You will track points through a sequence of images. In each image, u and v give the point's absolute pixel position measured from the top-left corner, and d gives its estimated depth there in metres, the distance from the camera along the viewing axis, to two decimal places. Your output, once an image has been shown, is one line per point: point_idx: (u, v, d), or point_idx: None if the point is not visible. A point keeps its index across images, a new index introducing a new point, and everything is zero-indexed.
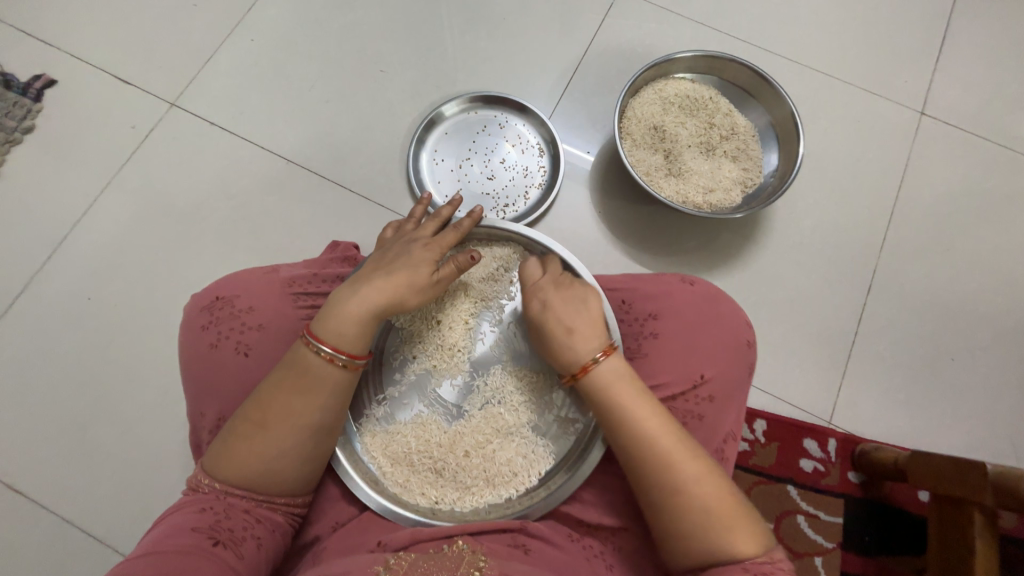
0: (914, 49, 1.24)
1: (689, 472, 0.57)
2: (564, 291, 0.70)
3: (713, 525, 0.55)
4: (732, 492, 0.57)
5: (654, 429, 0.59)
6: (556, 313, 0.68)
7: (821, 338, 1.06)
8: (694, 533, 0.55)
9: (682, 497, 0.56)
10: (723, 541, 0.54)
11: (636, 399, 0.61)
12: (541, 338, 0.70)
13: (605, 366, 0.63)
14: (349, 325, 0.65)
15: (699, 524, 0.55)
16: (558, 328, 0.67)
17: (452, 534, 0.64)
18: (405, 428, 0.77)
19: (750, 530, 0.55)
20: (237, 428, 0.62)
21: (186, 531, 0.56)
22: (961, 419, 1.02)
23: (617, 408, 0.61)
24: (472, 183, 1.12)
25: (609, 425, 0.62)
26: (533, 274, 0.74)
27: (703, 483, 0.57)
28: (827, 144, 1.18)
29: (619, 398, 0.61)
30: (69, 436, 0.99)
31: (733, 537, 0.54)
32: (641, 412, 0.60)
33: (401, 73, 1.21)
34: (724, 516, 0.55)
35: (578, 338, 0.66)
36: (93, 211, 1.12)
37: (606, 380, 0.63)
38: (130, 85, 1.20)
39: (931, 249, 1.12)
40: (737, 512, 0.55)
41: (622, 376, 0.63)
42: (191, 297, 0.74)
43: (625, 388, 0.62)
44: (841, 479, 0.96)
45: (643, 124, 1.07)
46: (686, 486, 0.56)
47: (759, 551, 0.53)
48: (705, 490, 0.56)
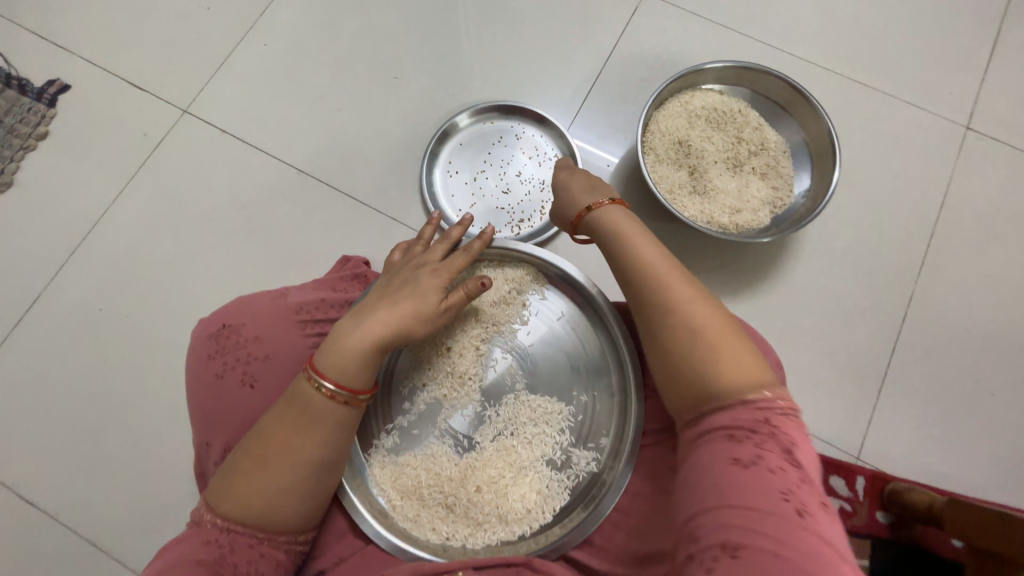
0: (960, 58, 1.16)
1: (687, 297, 0.54)
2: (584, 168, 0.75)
3: (710, 348, 0.51)
4: (737, 330, 0.53)
5: (655, 261, 0.57)
6: (576, 181, 0.73)
7: (850, 367, 1.01)
8: (686, 352, 0.52)
9: (678, 316, 0.53)
10: (722, 366, 0.50)
11: (640, 237, 0.61)
12: (559, 196, 0.73)
13: (612, 210, 0.65)
14: (352, 361, 0.62)
15: (693, 346, 0.52)
16: (576, 185, 0.72)
17: (452, 567, 0.61)
18: (415, 460, 0.73)
19: (754, 364, 0.50)
20: (237, 463, 0.60)
21: (190, 564, 0.55)
22: (999, 458, 0.97)
23: (623, 241, 0.61)
24: (487, 196, 1.08)
25: (612, 257, 0.62)
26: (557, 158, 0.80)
27: (700, 309, 0.53)
28: (863, 160, 1.12)
29: (625, 234, 0.61)
30: (80, 447, 0.99)
31: (732, 362, 0.50)
32: (643, 244, 0.60)
33: (416, 80, 1.17)
34: (724, 345, 0.51)
35: (594, 191, 0.70)
36: (105, 219, 1.11)
37: (611, 220, 0.64)
38: (143, 91, 1.18)
39: (972, 274, 1.05)
40: (738, 344, 0.51)
41: (628, 217, 0.64)
42: (200, 325, 0.75)
43: (627, 226, 0.63)
44: (869, 518, 0.92)
45: (667, 138, 1.02)
46: (682, 308, 0.53)
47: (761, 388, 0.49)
48: (705, 317, 0.52)
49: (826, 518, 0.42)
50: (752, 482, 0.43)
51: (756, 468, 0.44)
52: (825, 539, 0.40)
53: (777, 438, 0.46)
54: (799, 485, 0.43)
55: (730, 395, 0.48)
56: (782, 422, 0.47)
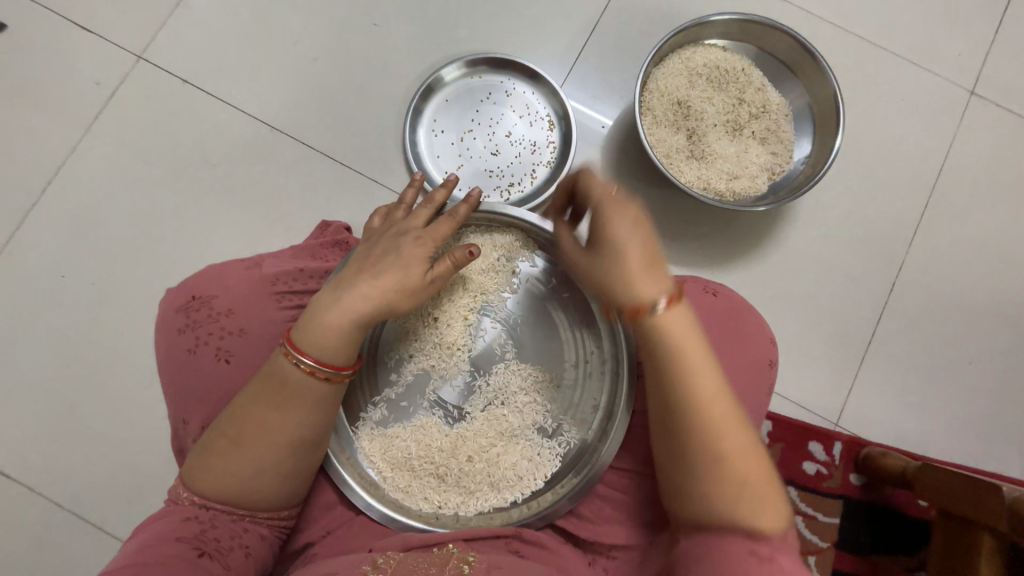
0: (972, 16, 1.10)
1: (727, 433, 0.51)
2: (638, 217, 0.57)
3: (743, 495, 0.48)
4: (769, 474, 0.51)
5: (703, 379, 0.52)
6: (631, 237, 0.56)
7: (836, 337, 1.02)
8: (716, 492, 0.49)
9: (714, 451, 0.50)
10: (751, 517, 0.48)
11: (693, 344, 0.53)
12: (600, 256, 0.58)
13: (670, 302, 0.54)
14: (332, 336, 0.60)
15: (724, 489, 0.49)
16: (624, 249, 0.56)
17: (445, 538, 0.62)
18: (404, 432, 0.72)
19: (782, 515, 0.49)
20: (214, 441, 0.58)
21: (170, 541, 0.54)
22: (970, 424, 1.00)
23: (671, 346, 0.53)
24: (475, 158, 1.02)
25: (649, 353, 0.55)
26: (598, 189, 0.60)
27: (738, 450, 0.50)
28: (865, 126, 1.08)
29: (675, 334, 0.53)
30: (54, 419, 0.95)
31: (761, 513, 0.48)
32: (695, 354, 0.53)
33: (396, 28, 1.07)
34: (757, 494, 0.49)
35: (648, 260, 0.55)
36: (60, 178, 1.02)
37: (660, 313, 0.53)
38: (90, 32, 1.06)
39: (962, 245, 1.05)
40: (770, 496, 0.49)
41: (684, 318, 0.54)
42: (169, 297, 0.70)
43: (679, 322, 0.54)
44: (843, 481, 0.95)
45: (666, 97, 0.96)
46: (720, 444, 0.50)
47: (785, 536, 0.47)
48: (740, 459, 0.50)
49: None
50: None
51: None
52: None
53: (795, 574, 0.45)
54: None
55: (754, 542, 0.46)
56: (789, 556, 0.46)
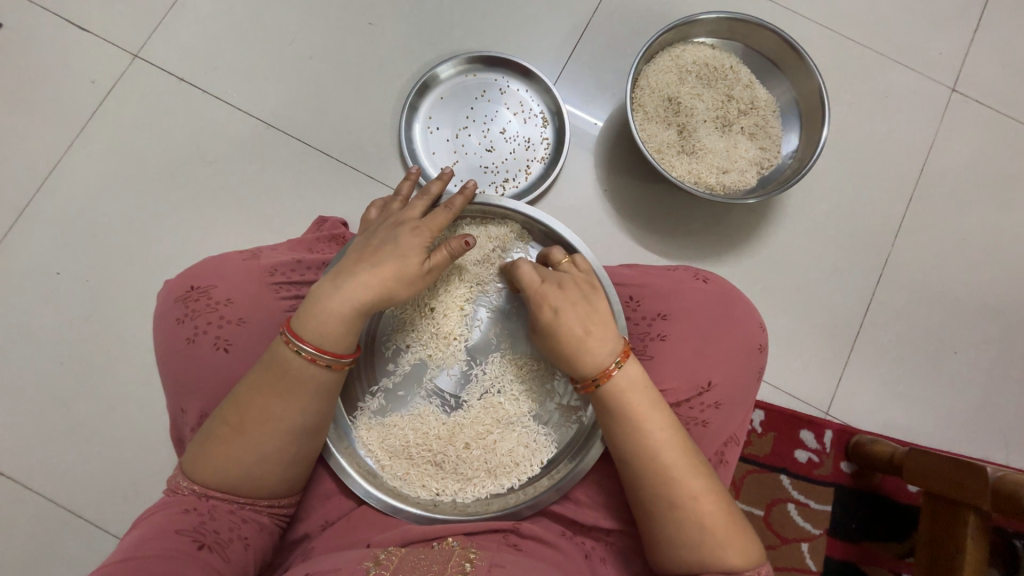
0: (951, 16, 1.14)
1: (691, 488, 0.57)
2: (577, 299, 0.64)
3: (711, 540, 0.55)
4: (731, 511, 0.58)
5: (662, 443, 0.58)
6: (570, 318, 0.63)
7: (826, 328, 1.04)
8: (688, 544, 0.56)
9: (682, 509, 0.56)
10: (722, 559, 0.55)
11: (651, 412, 0.59)
12: (551, 342, 0.64)
13: (621, 375, 0.60)
14: (333, 323, 0.61)
15: (697, 538, 0.55)
16: (572, 335, 0.62)
17: (443, 533, 0.62)
18: (402, 421, 0.72)
19: (747, 547, 0.56)
20: (215, 430, 0.59)
21: (169, 534, 0.54)
22: (956, 412, 1.02)
23: (633, 420, 0.59)
24: (470, 155, 1.04)
25: (615, 433, 0.60)
26: (531, 276, 0.67)
27: (702, 500, 0.56)
28: (850, 123, 1.11)
29: (631, 404, 0.59)
30: (50, 415, 0.95)
31: (727, 552, 0.55)
32: (653, 423, 0.58)
33: (392, 27, 1.09)
34: (723, 535, 0.55)
35: (593, 341, 0.61)
36: (55, 176, 1.02)
37: (623, 389, 0.59)
38: (85, 31, 1.07)
39: (947, 238, 1.07)
40: (734, 531, 0.56)
41: (640, 389, 0.60)
42: (167, 287, 0.71)
43: (641, 396, 0.59)
44: (834, 469, 0.97)
45: (657, 94, 0.99)
46: (687, 502, 0.56)
47: (751, 566, 0.55)
48: (706, 508, 0.56)
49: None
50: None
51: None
52: None
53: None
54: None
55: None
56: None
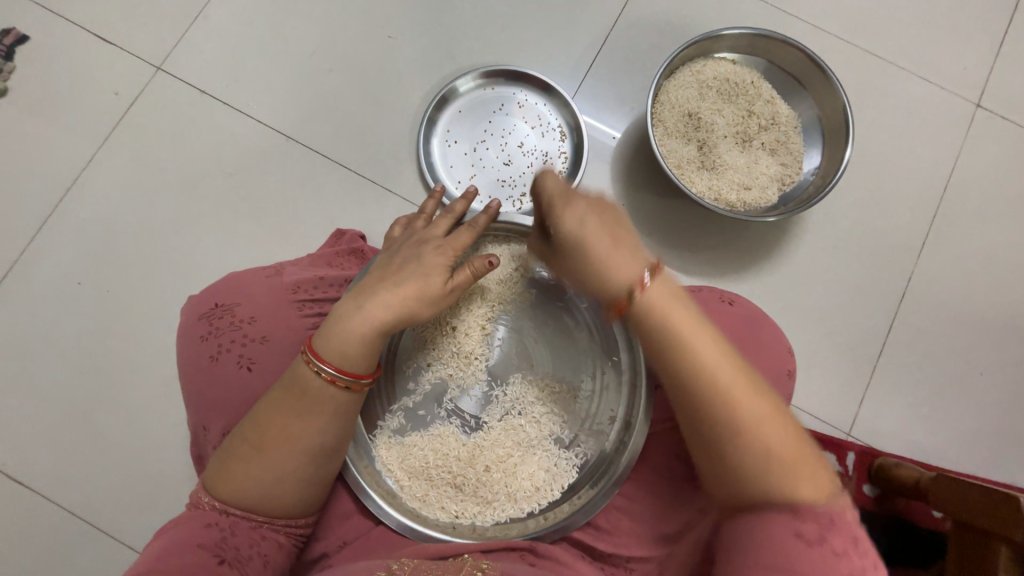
0: (975, 31, 1.12)
1: (744, 397, 0.48)
2: (595, 206, 0.60)
3: (775, 463, 0.45)
4: (796, 434, 0.47)
5: (705, 347, 0.51)
6: (592, 227, 0.58)
7: (847, 346, 1.02)
8: (748, 467, 0.46)
9: (733, 423, 0.47)
10: (784, 485, 0.44)
11: (685, 317, 0.52)
12: (582, 262, 0.59)
13: (656, 283, 0.54)
14: (354, 344, 0.60)
15: (756, 459, 0.46)
16: (588, 241, 0.58)
17: (460, 550, 0.62)
18: (422, 440, 0.72)
19: (820, 481, 0.45)
20: (236, 447, 0.59)
21: (192, 548, 0.53)
22: (982, 435, 1.00)
23: (666, 320, 0.52)
24: (488, 168, 1.04)
25: (646, 338, 0.54)
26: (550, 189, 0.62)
27: (759, 413, 0.47)
28: (874, 138, 1.09)
29: (668, 311, 0.52)
30: (68, 426, 0.96)
31: (799, 483, 0.44)
32: (688, 323, 0.52)
33: (411, 40, 1.09)
34: (792, 462, 0.45)
35: (609, 247, 0.57)
36: (77, 187, 1.04)
37: (644, 291, 0.54)
38: (110, 43, 1.08)
39: (972, 255, 1.05)
40: (802, 454, 0.46)
41: (664, 288, 0.54)
42: (190, 302, 0.71)
43: (665, 294, 0.53)
44: (856, 492, 0.95)
45: (677, 109, 0.98)
46: (738, 415, 0.48)
47: (823, 501, 0.44)
48: (764, 422, 0.47)
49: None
50: (814, 562, 0.40)
51: (822, 550, 0.41)
52: None
53: (845, 533, 0.42)
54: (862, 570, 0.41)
55: (796, 514, 0.43)
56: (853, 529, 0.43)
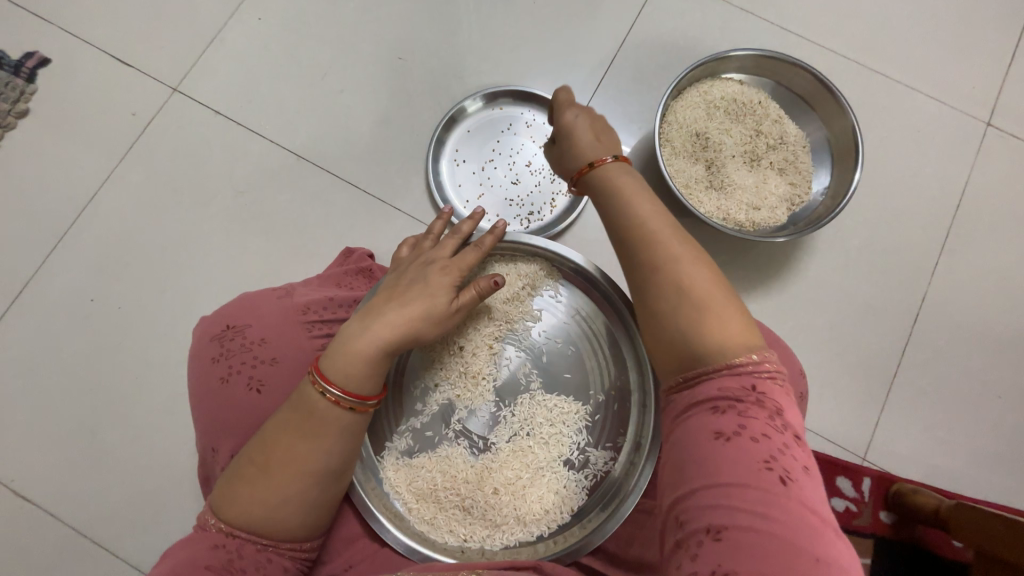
0: (984, 50, 1.12)
1: (682, 257, 0.50)
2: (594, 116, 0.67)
3: (699, 309, 0.47)
4: (730, 297, 0.49)
5: (649, 218, 0.54)
6: (581, 127, 0.64)
7: (859, 367, 1.00)
8: (678, 316, 0.48)
9: (667, 277, 0.50)
10: (705, 329, 0.46)
11: (637, 193, 0.56)
12: (565, 153, 0.65)
13: (619, 171, 0.59)
14: (359, 366, 0.60)
15: (685, 308, 0.48)
16: (578, 133, 0.64)
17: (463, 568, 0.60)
18: (429, 462, 0.71)
19: (745, 336, 0.46)
20: (242, 470, 0.59)
21: (200, 570, 0.53)
22: (1001, 459, 0.97)
23: (621, 196, 0.57)
24: (496, 188, 1.04)
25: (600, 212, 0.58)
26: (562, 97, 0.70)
27: (694, 269, 0.50)
28: (883, 158, 1.09)
29: (617, 182, 0.58)
30: (76, 443, 0.96)
31: (722, 329, 0.46)
32: (640, 200, 0.56)
33: (421, 61, 1.11)
34: (717, 310, 0.47)
35: (596, 142, 0.63)
36: (93, 205, 1.05)
37: (607, 175, 0.59)
38: (128, 66, 1.11)
39: (986, 275, 1.04)
40: (729, 308, 0.47)
41: (625, 172, 0.59)
42: (201, 323, 0.72)
43: (624, 178, 0.58)
44: (873, 518, 0.92)
45: (684, 129, 0.98)
46: (675, 271, 0.50)
47: (743, 351, 0.45)
48: (697, 277, 0.49)
49: (808, 483, 0.40)
50: (735, 456, 0.40)
51: (741, 439, 0.41)
52: (804, 504, 0.38)
53: (764, 405, 0.42)
54: (782, 450, 0.41)
55: (716, 362, 0.45)
56: (771, 389, 0.43)
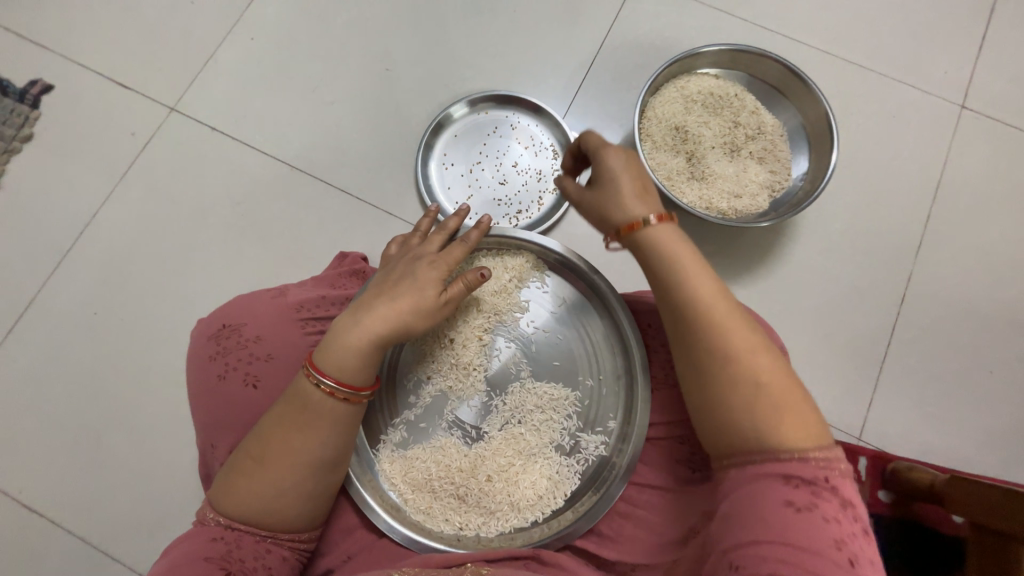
0: (953, 36, 1.15)
1: (746, 342, 0.49)
2: (636, 164, 0.62)
3: (769, 403, 0.46)
4: (795, 382, 0.48)
5: (709, 294, 0.52)
6: (626, 179, 0.60)
7: (849, 348, 1.01)
8: (744, 407, 0.47)
9: (735, 365, 0.48)
10: (777, 427, 0.45)
11: (695, 265, 0.54)
12: (604, 205, 0.61)
13: (672, 233, 0.56)
14: (351, 358, 0.62)
15: (753, 401, 0.47)
16: (621, 185, 0.60)
17: (463, 560, 0.61)
18: (423, 453, 0.72)
19: (815, 430, 0.46)
20: (239, 463, 0.60)
21: (198, 561, 0.55)
22: (997, 434, 0.98)
23: (676, 265, 0.54)
24: (484, 189, 1.07)
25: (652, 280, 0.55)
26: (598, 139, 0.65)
27: (760, 356, 0.48)
28: (861, 143, 1.11)
29: (678, 252, 0.54)
30: (79, 452, 0.98)
31: (792, 427, 0.45)
32: (697, 271, 0.53)
33: (407, 71, 1.15)
34: (785, 402, 0.46)
35: (642, 197, 0.59)
36: (95, 221, 1.09)
37: (660, 237, 0.56)
38: (127, 88, 1.16)
39: (970, 253, 1.05)
40: (797, 400, 0.47)
41: (678, 239, 0.56)
42: (199, 325, 0.74)
43: (679, 244, 0.55)
44: (870, 498, 0.93)
45: (664, 123, 1.01)
46: (741, 358, 0.48)
47: (814, 448, 0.45)
48: (763, 364, 0.48)
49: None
50: (804, 528, 0.41)
51: (810, 517, 0.42)
52: None
53: (836, 495, 0.43)
54: (853, 538, 0.42)
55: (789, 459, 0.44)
56: (844, 482, 0.44)
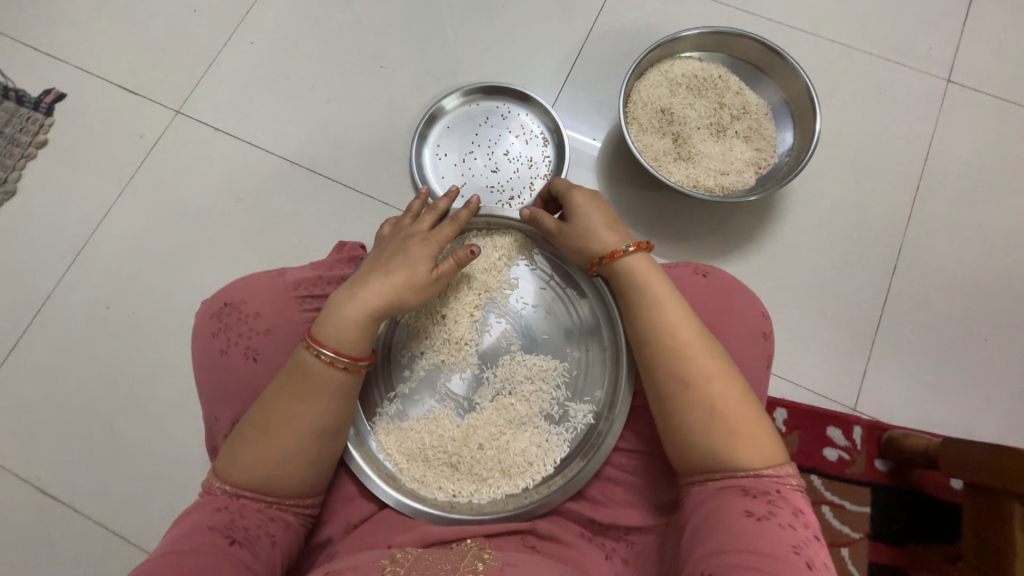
0: (936, 12, 1.17)
1: (708, 370, 0.57)
2: (599, 203, 0.73)
3: (726, 428, 0.54)
4: (751, 405, 0.56)
5: (677, 326, 0.60)
6: (594, 216, 0.71)
7: (842, 321, 1.02)
8: (704, 429, 0.55)
9: (698, 391, 0.56)
10: (731, 449, 0.53)
11: (666, 299, 0.62)
12: (578, 241, 0.71)
13: (639, 261, 0.65)
14: (349, 330, 0.65)
15: (713, 424, 0.55)
16: (590, 222, 0.71)
17: (462, 534, 0.63)
18: (418, 424, 0.75)
19: (768, 448, 0.54)
20: (243, 433, 0.63)
21: (203, 530, 0.56)
22: (994, 402, 0.98)
23: (649, 299, 0.62)
24: (476, 177, 1.10)
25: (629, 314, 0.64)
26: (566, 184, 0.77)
27: (719, 383, 0.56)
28: (847, 119, 1.12)
29: (653, 288, 0.63)
30: (94, 440, 1.02)
31: (746, 449, 0.53)
32: (668, 303, 0.61)
33: (401, 67, 1.19)
34: (741, 424, 0.54)
35: (609, 234, 0.69)
36: (106, 221, 1.14)
37: (630, 266, 0.65)
38: (135, 94, 1.21)
39: (960, 223, 1.06)
40: (752, 422, 0.55)
41: (647, 267, 0.65)
42: (201, 305, 0.77)
43: (653, 276, 0.64)
44: (868, 467, 0.93)
45: (649, 107, 1.04)
46: (703, 385, 0.56)
47: (764, 465, 0.53)
48: (722, 390, 0.56)
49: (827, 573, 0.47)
50: (764, 533, 0.47)
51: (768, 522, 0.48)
52: None
53: (787, 504, 0.50)
54: (806, 541, 0.48)
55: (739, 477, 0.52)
56: (793, 494, 0.51)
